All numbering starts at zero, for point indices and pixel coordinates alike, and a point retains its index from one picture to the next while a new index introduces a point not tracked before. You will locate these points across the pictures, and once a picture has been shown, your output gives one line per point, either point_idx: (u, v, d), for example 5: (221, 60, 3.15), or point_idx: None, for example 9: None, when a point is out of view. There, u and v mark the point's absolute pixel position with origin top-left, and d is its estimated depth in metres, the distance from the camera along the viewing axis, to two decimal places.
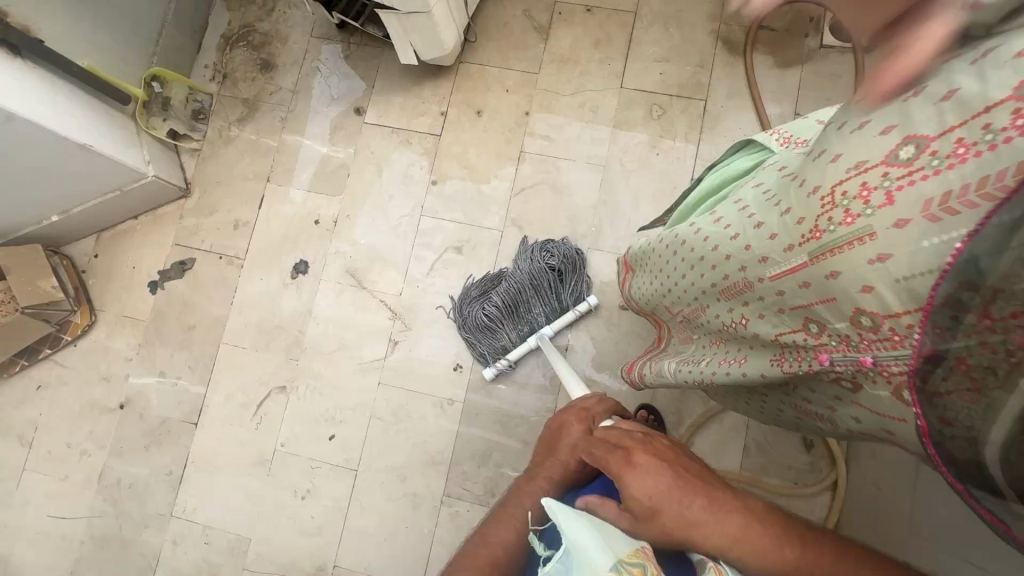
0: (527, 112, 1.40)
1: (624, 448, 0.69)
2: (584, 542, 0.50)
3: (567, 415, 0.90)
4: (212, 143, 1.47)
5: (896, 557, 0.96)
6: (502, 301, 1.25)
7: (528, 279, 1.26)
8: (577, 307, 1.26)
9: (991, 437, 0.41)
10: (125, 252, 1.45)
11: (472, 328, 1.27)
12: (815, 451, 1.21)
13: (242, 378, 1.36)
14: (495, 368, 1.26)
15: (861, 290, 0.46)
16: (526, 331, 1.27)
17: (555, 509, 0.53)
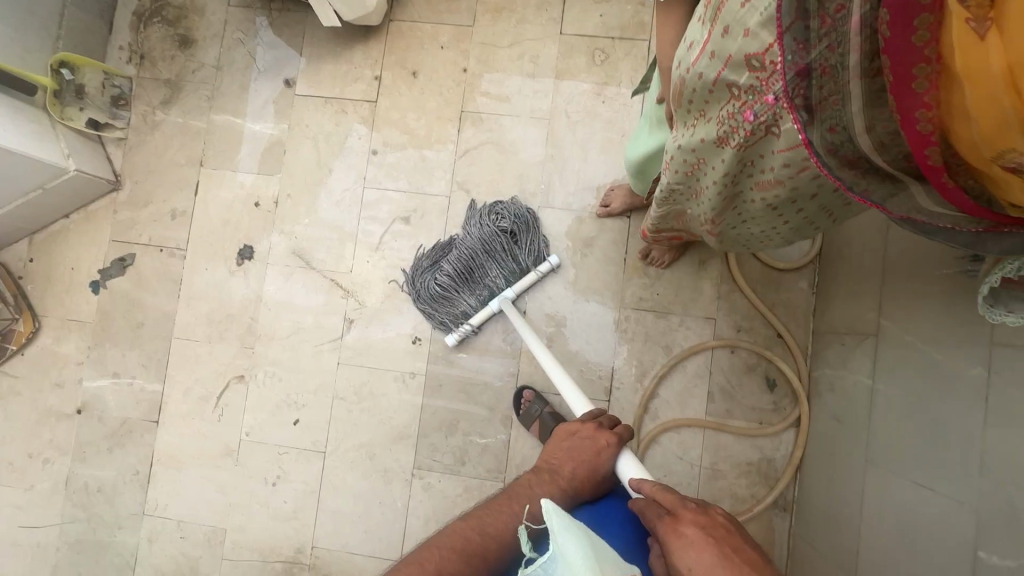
0: (466, 69, 1.33)
1: (673, 512, 0.65)
2: (574, 558, 0.53)
3: (593, 432, 0.86)
4: (138, 130, 1.40)
5: (853, 490, 0.98)
6: (454, 270, 1.21)
7: (480, 245, 1.22)
8: (540, 268, 1.22)
9: (857, 127, 0.43)
10: (61, 254, 1.38)
11: (427, 300, 1.24)
12: (778, 389, 1.20)
13: (199, 371, 1.33)
14: (457, 333, 1.23)
15: (744, 34, 0.45)
16: (483, 297, 1.22)
17: (553, 514, 0.55)
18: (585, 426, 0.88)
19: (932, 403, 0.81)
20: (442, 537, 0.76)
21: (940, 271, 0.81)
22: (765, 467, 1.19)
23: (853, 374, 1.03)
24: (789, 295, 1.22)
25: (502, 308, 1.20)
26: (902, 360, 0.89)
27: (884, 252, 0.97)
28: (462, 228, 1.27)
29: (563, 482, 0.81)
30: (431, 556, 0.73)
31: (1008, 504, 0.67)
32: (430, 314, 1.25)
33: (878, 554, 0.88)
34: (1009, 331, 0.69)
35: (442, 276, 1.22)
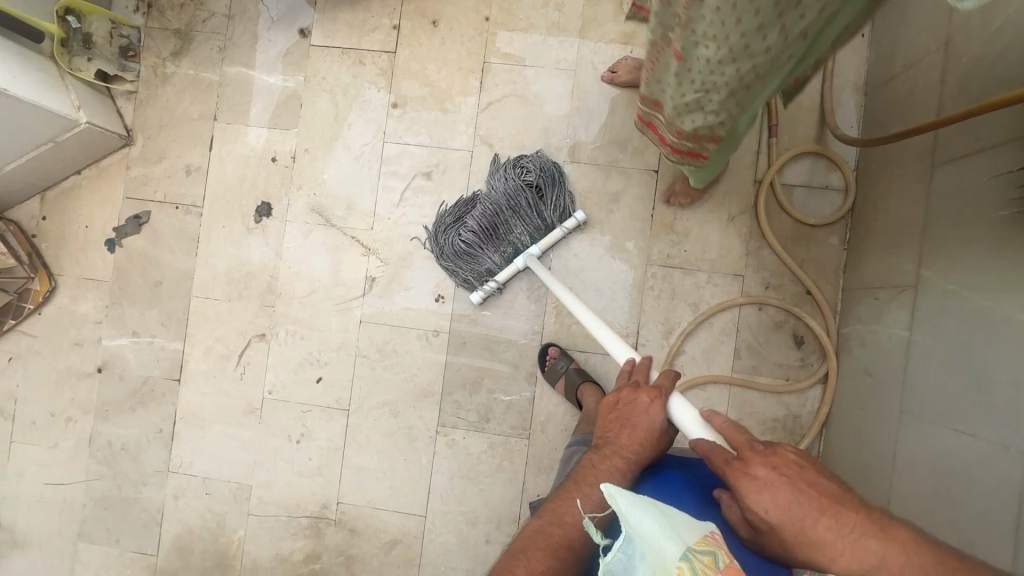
0: (488, 18, 1.28)
1: (741, 456, 0.67)
2: (647, 532, 0.56)
3: (636, 394, 0.83)
4: (148, 83, 1.35)
5: (886, 441, 0.97)
6: (478, 225, 1.18)
7: (505, 200, 1.18)
8: (566, 225, 1.19)
9: None
10: (74, 211, 1.35)
11: (451, 256, 1.21)
12: (805, 345, 1.19)
13: (220, 330, 1.32)
14: (482, 292, 1.21)
15: None
16: (506, 252, 1.19)
17: (617, 496, 0.58)
18: (625, 390, 0.86)
19: (979, 352, 0.80)
20: (521, 545, 0.70)
21: (993, 218, 0.80)
22: (791, 422, 1.19)
23: (888, 327, 1.01)
24: (819, 251, 1.20)
25: (527, 266, 1.17)
26: (943, 310, 0.88)
27: (926, 202, 0.95)
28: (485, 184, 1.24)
29: (625, 450, 0.79)
30: (521, 563, 0.67)
31: None
32: (451, 272, 1.23)
33: (912, 503, 0.88)
34: None
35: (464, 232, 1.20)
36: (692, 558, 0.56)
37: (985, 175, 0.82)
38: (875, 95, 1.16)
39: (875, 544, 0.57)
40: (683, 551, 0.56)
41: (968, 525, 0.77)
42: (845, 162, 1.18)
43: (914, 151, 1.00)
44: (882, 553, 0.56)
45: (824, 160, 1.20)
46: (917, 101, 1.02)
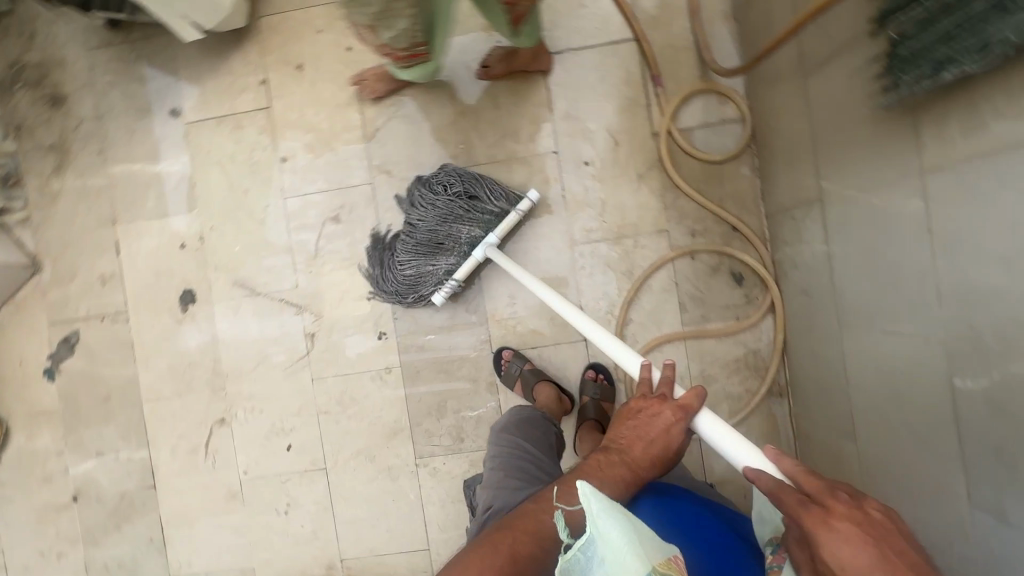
0: (350, 47, 1.26)
1: (818, 501, 0.55)
2: (613, 542, 0.54)
3: (659, 406, 0.76)
4: (39, 204, 1.33)
5: (838, 356, 0.97)
6: (424, 236, 1.13)
7: (444, 204, 1.13)
8: (520, 208, 1.14)
9: None
10: (4, 351, 1.33)
11: (406, 273, 1.16)
12: (746, 281, 1.19)
13: (180, 426, 1.30)
14: (445, 292, 1.15)
15: None
16: (460, 253, 1.14)
17: (591, 498, 0.56)
18: (649, 399, 0.78)
19: (888, 251, 0.78)
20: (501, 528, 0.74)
21: (863, 114, 0.78)
22: (753, 359, 1.19)
23: (810, 245, 1.00)
24: (735, 185, 1.19)
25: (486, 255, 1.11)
26: (849, 217, 0.86)
27: (810, 113, 0.93)
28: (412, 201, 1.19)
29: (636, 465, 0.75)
30: (507, 539, 0.71)
31: (971, 326, 0.65)
32: (410, 299, 1.20)
33: (874, 412, 0.88)
34: (936, 153, 0.66)
35: (410, 250, 1.16)
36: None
37: (846, 75, 0.80)
38: (743, 19, 1.14)
39: None
40: (647, 569, 0.54)
41: (922, 423, 0.76)
42: (734, 92, 1.17)
43: (787, 65, 0.98)
44: None
45: (715, 96, 1.19)
46: (777, 17, 1.00)
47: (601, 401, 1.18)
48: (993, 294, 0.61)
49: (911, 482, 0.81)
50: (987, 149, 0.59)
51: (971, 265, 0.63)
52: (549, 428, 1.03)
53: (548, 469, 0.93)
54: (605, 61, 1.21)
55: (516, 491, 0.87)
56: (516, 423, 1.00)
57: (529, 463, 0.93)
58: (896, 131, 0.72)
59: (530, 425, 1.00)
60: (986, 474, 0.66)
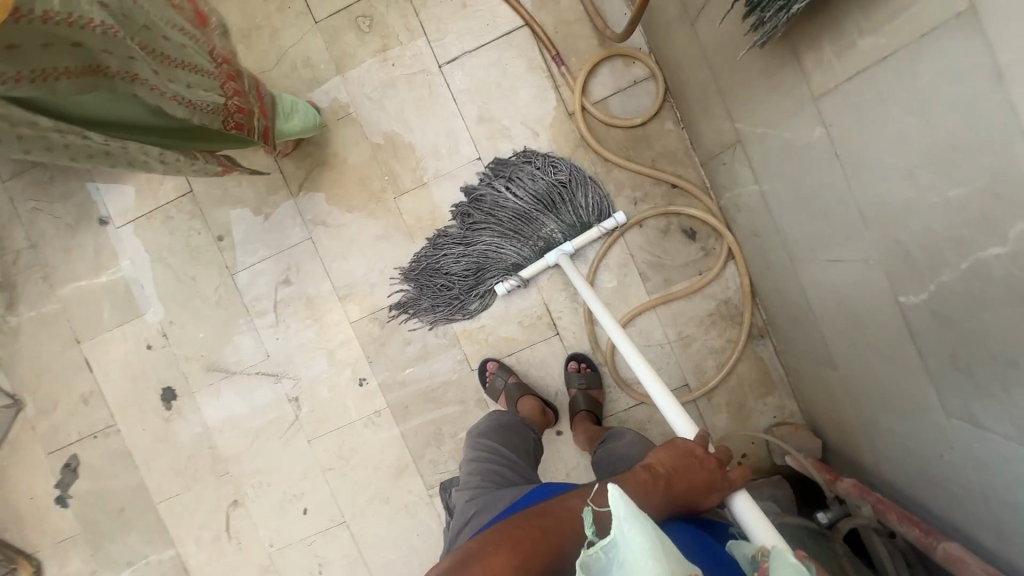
0: None
1: None
2: (632, 555, 0.45)
3: (711, 468, 0.66)
4: (3, 343, 1.34)
5: (799, 290, 0.95)
6: (508, 221, 1.14)
7: (536, 197, 1.13)
8: (604, 225, 1.10)
9: None
10: (13, 491, 1.36)
11: (478, 257, 1.17)
12: (699, 235, 1.17)
13: (197, 518, 1.32)
14: (507, 284, 1.15)
15: None
16: (532, 250, 1.14)
17: (619, 500, 0.47)
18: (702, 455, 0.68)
19: (810, 182, 0.76)
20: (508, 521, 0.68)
21: (750, 51, 0.76)
22: (726, 308, 1.17)
23: (745, 187, 0.98)
24: (663, 143, 1.16)
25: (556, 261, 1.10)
26: (769, 154, 0.84)
27: (707, 58, 0.91)
28: (489, 185, 1.17)
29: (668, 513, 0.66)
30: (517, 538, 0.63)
31: (896, 243, 0.63)
32: (462, 292, 1.19)
33: (844, 338, 0.86)
34: (820, 78, 0.64)
35: (489, 236, 1.16)
36: None
37: (725, 17, 0.78)
38: None
39: None
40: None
41: (886, 343, 0.74)
42: (638, 51, 1.15)
43: (674, 15, 0.96)
44: None
45: (620, 59, 1.16)
46: None
47: (588, 390, 1.18)
48: (907, 208, 0.59)
49: (891, 400, 0.79)
50: (863, 67, 0.57)
51: (880, 181, 0.61)
52: (527, 433, 1.05)
53: (522, 472, 0.93)
54: (503, 54, 1.19)
55: (495, 490, 0.85)
56: (492, 428, 1.01)
57: (501, 466, 0.92)
58: (782, 61, 0.70)
59: (505, 430, 1.02)
60: (953, 381, 0.64)
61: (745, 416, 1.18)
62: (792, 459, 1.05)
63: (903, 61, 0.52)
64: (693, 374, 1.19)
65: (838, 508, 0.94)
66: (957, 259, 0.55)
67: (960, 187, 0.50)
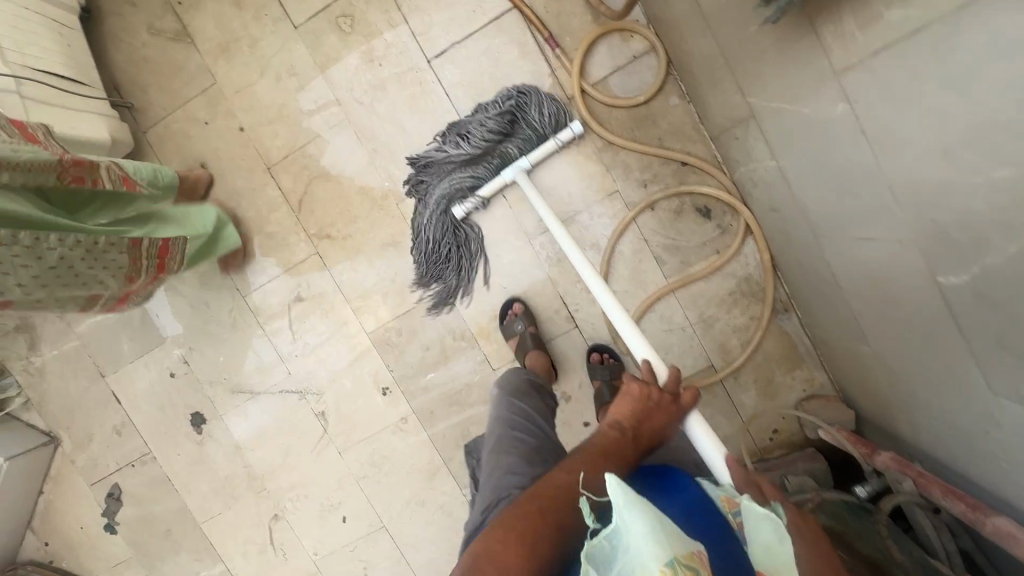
0: (242, 127, 1.21)
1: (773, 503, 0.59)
2: (636, 537, 0.45)
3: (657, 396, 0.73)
4: (32, 384, 1.36)
5: (824, 266, 0.91)
6: (465, 144, 1.11)
7: (490, 116, 1.11)
8: (560, 135, 1.09)
9: None
10: (64, 522, 1.40)
11: (439, 186, 1.14)
12: (714, 212, 1.12)
13: (242, 534, 1.35)
14: (465, 205, 1.12)
15: None
16: (490, 170, 1.12)
17: (617, 487, 0.46)
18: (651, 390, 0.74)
19: (832, 159, 0.71)
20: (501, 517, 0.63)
21: (761, 24, 0.70)
22: (747, 286, 1.14)
23: (761, 162, 0.93)
24: (669, 120, 1.11)
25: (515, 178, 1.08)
26: (786, 130, 0.79)
27: (711, 31, 0.85)
28: (444, 125, 1.15)
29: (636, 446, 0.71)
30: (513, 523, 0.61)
31: (933, 222, 0.59)
32: (453, 255, 1.18)
33: (875, 313, 0.83)
34: (843, 53, 0.59)
35: (447, 162, 1.14)
36: (681, 569, 0.43)
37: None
38: None
39: None
40: (671, 557, 0.44)
41: (923, 320, 0.71)
42: (635, 25, 1.08)
43: None
44: None
45: (617, 35, 1.10)
46: None
47: (613, 381, 1.16)
48: (945, 188, 0.55)
49: (931, 376, 0.76)
50: (890, 41, 0.52)
51: (913, 161, 0.57)
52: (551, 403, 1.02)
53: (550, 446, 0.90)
54: (493, 42, 1.13)
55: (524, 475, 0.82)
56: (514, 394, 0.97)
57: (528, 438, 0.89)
58: (799, 35, 0.64)
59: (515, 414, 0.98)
60: (998, 360, 0.61)
61: (774, 392, 1.16)
62: (826, 434, 1.04)
63: (939, 34, 0.47)
64: (717, 354, 1.16)
65: (877, 480, 0.95)
66: (1004, 241, 0.50)
67: (1007, 167, 0.46)
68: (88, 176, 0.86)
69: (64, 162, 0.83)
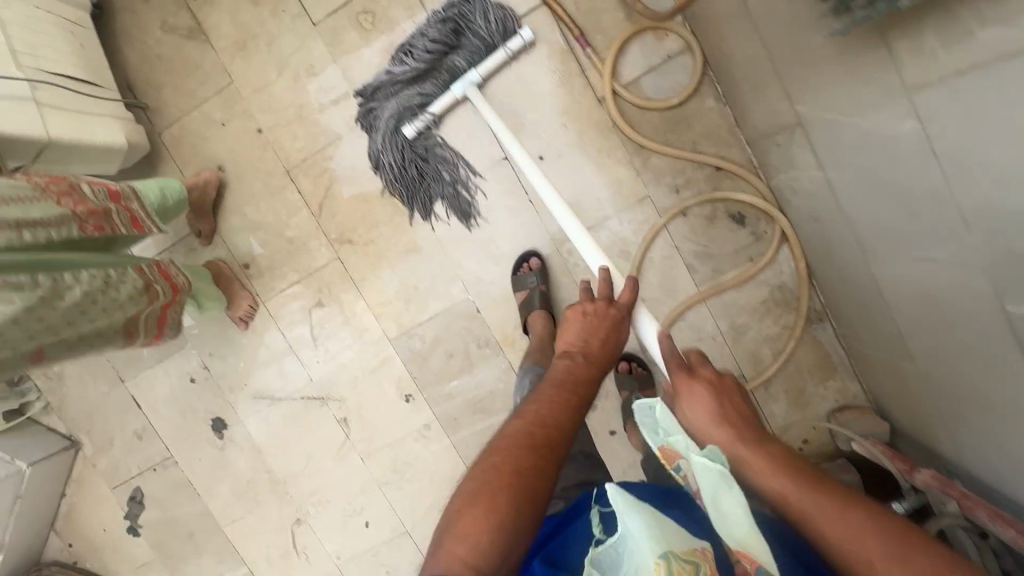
0: (259, 128, 1.17)
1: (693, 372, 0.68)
2: (638, 540, 0.49)
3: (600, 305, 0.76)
4: (53, 387, 1.36)
5: (868, 279, 0.88)
6: (412, 61, 1.07)
7: (435, 31, 1.06)
8: (509, 44, 1.05)
9: None
10: (87, 524, 1.41)
11: (390, 108, 1.09)
12: (748, 219, 1.09)
13: (264, 537, 1.35)
14: (415, 124, 1.09)
15: None
16: (440, 87, 1.08)
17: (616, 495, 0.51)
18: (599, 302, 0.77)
19: (892, 176, 0.68)
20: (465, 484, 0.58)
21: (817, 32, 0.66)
22: (781, 294, 1.11)
23: (805, 170, 0.90)
24: (703, 123, 1.07)
25: (466, 94, 1.06)
26: (838, 141, 0.76)
27: (758, 34, 0.81)
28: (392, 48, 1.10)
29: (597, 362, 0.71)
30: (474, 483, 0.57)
31: (1008, 250, 0.55)
32: (428, 177, 1.13)
33: (926, 332, 0.79)
34: (918, 69, 0.55)
35: (394, 82, 1.09)
36: (677, 561, 0.48)
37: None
38: None
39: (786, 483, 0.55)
40: (665, 551, 0.48)
41: (982, 345, 0.68)
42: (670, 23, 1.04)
43: None
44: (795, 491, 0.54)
45: (650, 33, 1.05)
46: None
47: (641, 391, 1.15)
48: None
49: (984, 400, 0.73)
50: (977, 62, 0.48)
51: (992, 186, 0.53)
52: None
53: None
54: None
55: None
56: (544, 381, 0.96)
57: None
58: (863, 48, 0.61)
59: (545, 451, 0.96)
60: None
61: (806, 402, 1.14)
62: (860, 447, 1.01)
63: None
64: (748, 363, 1.14)
65: (915, 497, 0.93)
66: None
67: None
68: (106, 220, 0.89)
69: (80, 214, 0.85)
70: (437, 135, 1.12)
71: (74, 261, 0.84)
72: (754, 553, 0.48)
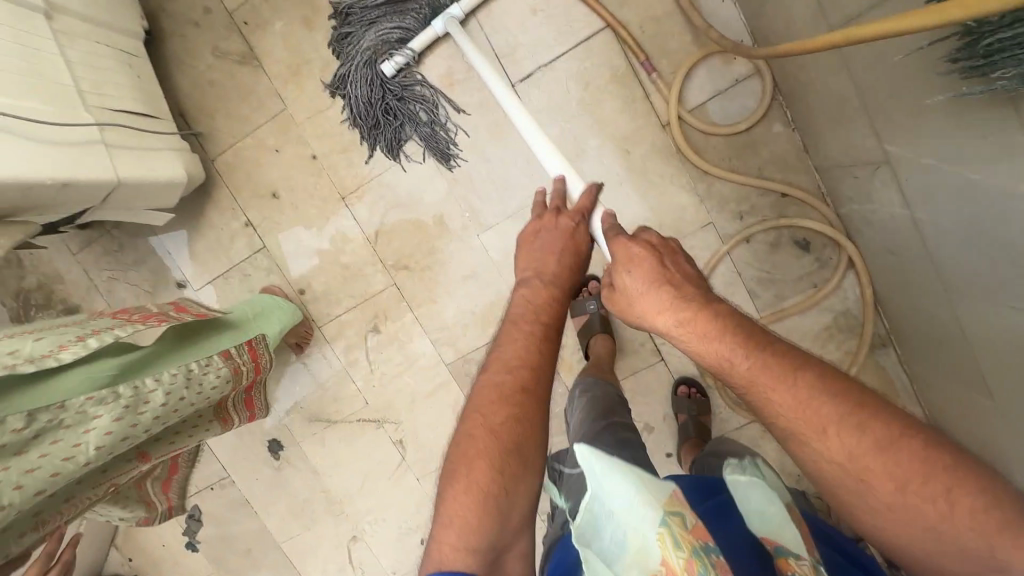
0: (314, 154, 1.16)
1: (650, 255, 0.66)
2: (620, 495, 0.47)
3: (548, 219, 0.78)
4: None
5: (949, 317, 0.87)
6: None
7: None
8: None
9: None
10: (146, 540, 1.44)
11: (366, 48, 1.09)
12: (813, 245, 1.08)
13: (321, 553, 1.37)
14: (393, 61, 1.07)
15: None
16: (419, 25, 1.08)
17: (592, 457, 0.48)
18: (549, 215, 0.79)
19: (997, 231, 0.67)
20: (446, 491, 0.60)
21: (927, 84, 0.65)
22: (844, 320, 1.10)
23: (886, 206, 0.88)
24: (771, 149, 1.05)
25: (446, 29, 1.05)
26: (933, 186, 0.74)
27: (850, 73, 0.79)
28: None
29: (555, 278, 0.75)
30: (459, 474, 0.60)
31: None
32: (404, 116, 1.11)
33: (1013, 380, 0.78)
34: None
35: (372, 22, 1.09)
36: (671, 523, 0.47)
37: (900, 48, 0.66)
38: None
39: (746, 362, 0.54)
40: (662, 516, 0.47)
41: None
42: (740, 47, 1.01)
43: (800, 17, 0.83)
44: (750, 373, 0.54)
45: (718, 57, 1.03)
46: None
47: (698, 416, 1.14)
48: None
49: None
50: None
51: None
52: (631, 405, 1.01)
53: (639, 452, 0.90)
54: (583, 65, 1.06)
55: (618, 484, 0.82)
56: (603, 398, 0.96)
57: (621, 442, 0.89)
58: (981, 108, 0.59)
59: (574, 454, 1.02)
60: None
61: None
62: None
63: None
64: None
65: None
66: None
67: None
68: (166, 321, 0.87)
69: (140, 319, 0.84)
70: (417, 74, 1.10)
71: (153, 360, 0.80)
72: (779, 537, 0.59)
